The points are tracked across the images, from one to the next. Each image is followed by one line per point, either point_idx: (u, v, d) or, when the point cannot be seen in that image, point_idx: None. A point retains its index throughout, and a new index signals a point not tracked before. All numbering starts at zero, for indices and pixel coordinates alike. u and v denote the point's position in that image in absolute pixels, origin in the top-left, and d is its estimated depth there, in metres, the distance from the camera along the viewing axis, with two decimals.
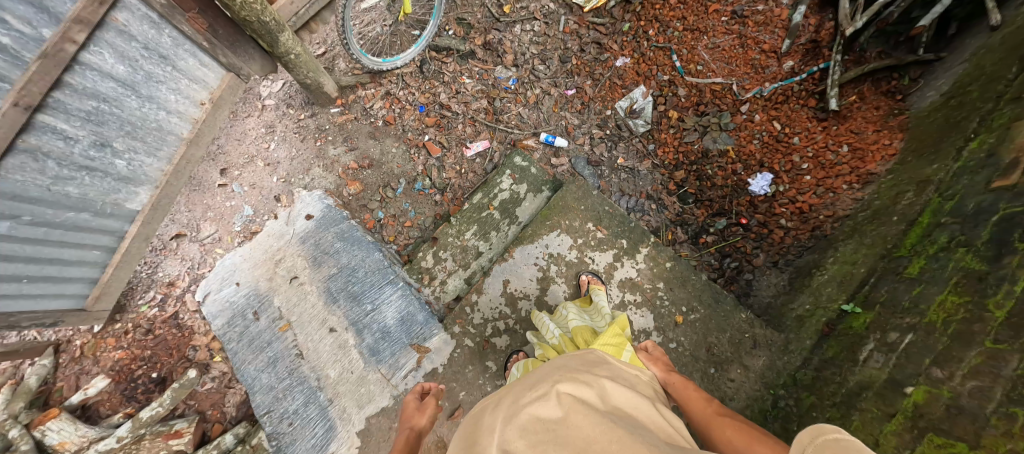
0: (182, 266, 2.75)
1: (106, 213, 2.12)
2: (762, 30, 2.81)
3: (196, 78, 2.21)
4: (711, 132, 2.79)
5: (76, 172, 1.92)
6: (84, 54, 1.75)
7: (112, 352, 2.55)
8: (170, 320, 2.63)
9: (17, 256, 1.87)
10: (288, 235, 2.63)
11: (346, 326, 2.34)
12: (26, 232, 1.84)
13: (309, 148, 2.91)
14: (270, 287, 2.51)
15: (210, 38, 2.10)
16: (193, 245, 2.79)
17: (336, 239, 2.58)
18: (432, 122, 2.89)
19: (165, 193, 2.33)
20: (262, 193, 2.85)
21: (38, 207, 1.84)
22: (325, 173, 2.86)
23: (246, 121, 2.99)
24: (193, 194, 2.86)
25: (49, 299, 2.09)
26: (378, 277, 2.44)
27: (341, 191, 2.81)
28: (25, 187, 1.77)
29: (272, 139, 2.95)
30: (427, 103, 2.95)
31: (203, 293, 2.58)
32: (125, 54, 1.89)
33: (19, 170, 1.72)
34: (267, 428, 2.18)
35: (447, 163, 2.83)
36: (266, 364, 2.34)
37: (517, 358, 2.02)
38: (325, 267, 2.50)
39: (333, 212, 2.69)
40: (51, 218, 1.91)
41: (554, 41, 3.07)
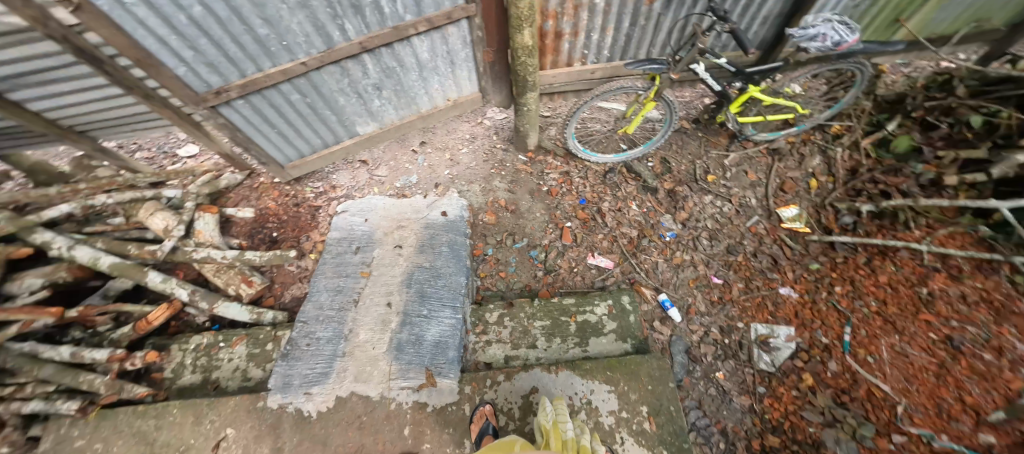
0: (348, 181, 3.42)
1: (344, 124, 2.85)
2: (975, 379, 2.29)
3: (459, 83, 2.97)
4: (839, 429, 2.30)
5: (351, 93, 2.67)
6: (415, 38, 2.50)
7: (270, 200, 3.29)
8: (313, 208, 3.28)
9: (284, 117, 2.63)
10: (421, 216, 3.04)
11: (398, 311, 2.56)
12: (300, 107, 2.61)
13: (484, 169, 3.39)
14: (381, 239, 2.93)
15: (487, 68, 2.88)
16: (365, 174, 3.45)
17: (446, 243, 2.88)
18: (582, 217, 3.09)
19: (381, 134, 3.04)
20: (431, 175, 3.39)
21: (318, 98, 2.60)
22: (479, 193, 3.27)
23: (463, 124, 3.67)
24: (395, 145, 3.59)
25: (274, 149, 2.80)
26: (449, 296, 2.62)
27: (479, 214, 3.17)
28: (323, 85, 2.54)
29: (467, 146, 3.53)
30: (590, 201, 3.18)
31: (343, 208, 3.12)
32: (434, 49, 2.63)
33: (329, 75, 2.50)
34: (294, 333, 2.52)
35: (568, 254, 2.96)
36: (332, 288, 2.71)
37: (484, 412, 2.13)
38: (423, 257, 2.81)
39: (461, 222, 2.99)
40: (317, 108, 2.66)
41: (734, 228, 3.02)
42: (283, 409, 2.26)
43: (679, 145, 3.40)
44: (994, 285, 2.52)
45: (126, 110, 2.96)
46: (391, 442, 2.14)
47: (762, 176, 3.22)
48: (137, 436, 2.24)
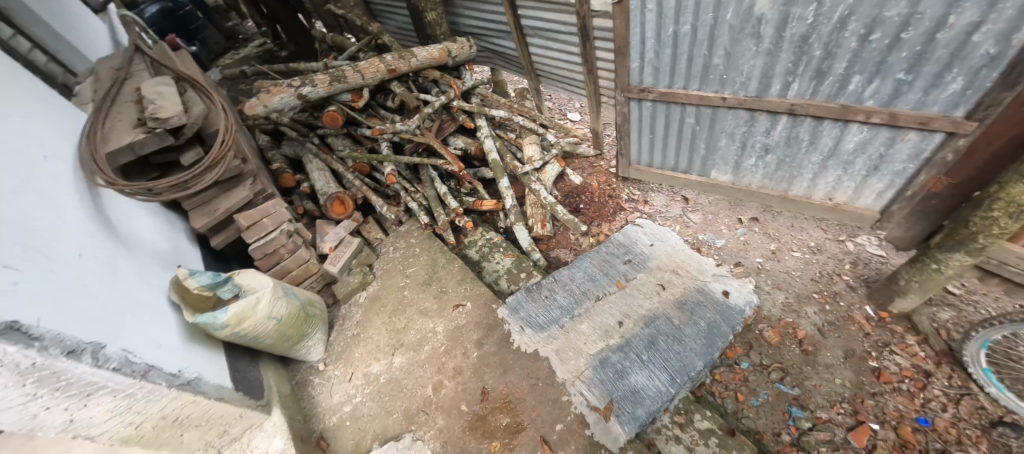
0: (660, 204, 3.50)
1: (707, 160, 3.07)
2: None
3: (857, 190, 2.59)
4: None
5: (737, 142, 2.80)
6: (855, 125, 2.26)
7: (596, 180, 3.82)
8: (619, 205, 3.57)
9: (667, 131, 3.08)
10: (701, 279, 2.81)
11: (621, 335, 2.55)
12: (686, 130, 2.97)
13: (806, 287, 2.76)
14: (652, 269, 2.91)
15: (919, 194, 2.28)
16: (679, 209, 3.41)
17: (707, 321, 2.57)
18: (905, 436, 2.11)
19: (730, 187, 3.14)
20: (742, 251, 3.05)
21: (706, 132, 2.87)
22: (781, 304, 2.72)
23: (817, 229, 3.05)
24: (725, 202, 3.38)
25: (638, 151, 3.41)
26: (676, 365, 2.38)
27: (762, 323, 2.66)
28: (721, 124, 2.76)
29: (803, 252, 2.94)
30: (938, 432, 2.11)
31: (641, 224, 3.26)
32: (864, 146, 2.33)
33: (732, 120, 2.68)
34: (544, 282, 2.94)
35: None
36: (589, 274, 2.95)
37: None
38: (675, 312, 2.63)
39: (736, 315, 2.60)
40: (698, 138, 2.96)
41: None
42: (501, 323, 2.72)
43: None
44: None
45: (569, 73, 4.03)
46: (543, 422, 2.25)
47: None
48: (432, 262, 3.22)
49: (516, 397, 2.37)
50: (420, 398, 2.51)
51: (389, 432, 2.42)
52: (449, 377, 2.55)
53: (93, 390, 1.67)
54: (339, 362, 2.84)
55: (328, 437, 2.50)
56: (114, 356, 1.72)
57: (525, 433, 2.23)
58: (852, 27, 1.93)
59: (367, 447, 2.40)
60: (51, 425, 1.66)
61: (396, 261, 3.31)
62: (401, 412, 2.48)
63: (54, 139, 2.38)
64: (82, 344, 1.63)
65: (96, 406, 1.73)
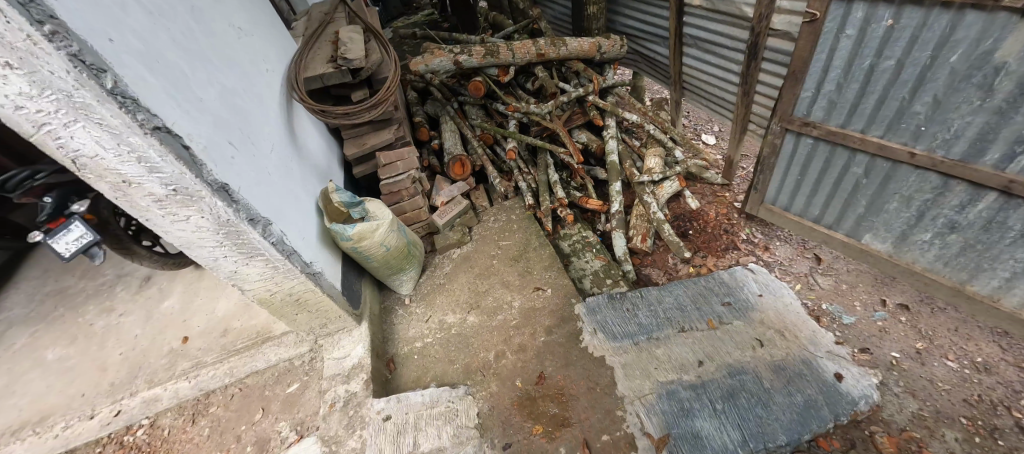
0: (783, 256, 3.12)
1: (863, 222, 2.64)
2: None
3: None
4: None
5: (911, 210, 2.35)
6: None
7: (715, 210, 3.53)
8: (733, 243, 3.26)
9: (820, 177, 2.72)
10: (811, 350, 2.43)
11: (698, 375, 2.36)
12: (846, 182, 2.59)
13: (953, 406, 2.22)
14: (754, 320, 2.62)
15: None
16: (805, 268, 3.01)
17: (805, 396, 2.23)
18: None
19: (883, 260, 2.66)
20: (875, 337, 2.57)
21: (873, 189, 2.47)
22: (910, 413, 2.23)
23: (992, 344, 2.42)
24: (868, 276, 2.87)
25: (775, 191, 3.07)
26: (752, 428, 2.13)
27: (877, 425, 2.22)
28: (897, 185, 2.35)
29: (961, 364, 2.37)
30: None
31: (754, 269, 2.95)
32: None
33: (914, 183, 2.26)
34: (629, 294, 2.85)
35: None
36: (679, 303, 2.77)
37: None
38: (768, 374, 2.34)
39: (844, 406, 2.19)
40: (859, 193, 2.56)
41: None
42: (576, 318, 2.72)
43: None
44: None
45: (720, 92, 3.77)
46: (590, 426, 2.21)
47: None
48: (525, 241, 3.34)
49: (570, 392, 2.37)
50: (481, 359, 2.65)
51: (447, 377, 2.61)
52: (512, 350, 2.65)
53: (256, 254, 2.13)
54: (422, 302, 3.13)
55: (397, 361, 2.79)
56: (275, 233, 2.14)
57: (569, 429, 2.22)
58: None
59: (425, 383, 2.62)
60: (223, 270, 2.14)
61: (493, 231, 3.51)
62: (460, 364, 2.66)
63: (276, 60, 3.01)
64: (259, 216, 2.07)
65: (253, 267, 2.19)
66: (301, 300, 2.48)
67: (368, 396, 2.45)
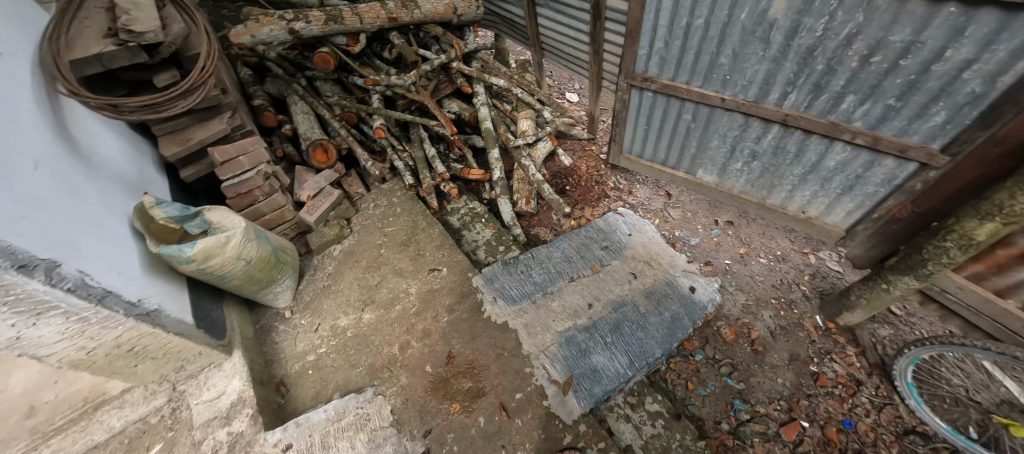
0: (643, 196, 3.57)
1: (694, 159, 3.16)
2: None
3: (829, 209, 2.75)
4: None
5: (727, 145, 2.87)
6: (838, 144, 2.38)
7: (585, 164, 3.84)
8: (604, 192, 3.61)
9: (662, 124, 3.11)
10: (671, 272, 2.89)
11: (589, 317, 2.63)
12: (680, 126, 3.01)
13: (767, 293, 2.92)
14: (628, 259, 2.97)
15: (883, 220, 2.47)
16: (660, 204, 3.51)
17: (672, 313, 2.67)
18: (829, 432, 2.36)
19: (711, 188, 3.24)
20: (713, 251, 3.17)
21: (699, 130, 2.93)
22: (740, 306, 2.87)
23: (785, 239, 3.19)
24: (705, 203, 3.47)
25: (629, 140, 3.44)
26: (636, 351, 2.49)
27: (721, 321, 2.82)
28: (715, 125, 2.81)
29: (769, 260, 3.09)
30: (858, 433, 2.35)
31: (623, 213, 3.30)
32: (848, 166, 2.44)
33: (727, 122, 2.74)
34: (521, 257, 2.96)
35: (775, 444, 2.35)
36: (566, 256, 3.00)
37: None
38: (643, 303, 2.71)
39: (699, 311, 2.70)
40: (690, 135, 3.01)
41: None
42: (475, 291, 2.75)
43: None
44: None
45: (575, 52, 3.98)
46: (504, 389, 2.32)
47: None
48: (412, 223, 3.19)
49: (480, 363, 2.43)
50: (386, 355, 2.52)
51: (351, 384, 2.44)
52: (417, 338, 2.58)
53: (45, 309, 1.61)
54: (307, 312, 2.80)
55: (288, 382, 2.49)
56: (71, 277, 1.64)
57: (485, 398, 2.29)
58: (858, 46, 1.99)
59: (327, 396, 2.41)
60: None
61: (375, 219, 3.26)
62: (364, 366, 2.50)
63: (13, 36, 2.15)
64: (37, 259, 1.54)
65: (47, 325, 1.67)
66: (137, 348, 1.99)
67: (259, 432, 2.16)
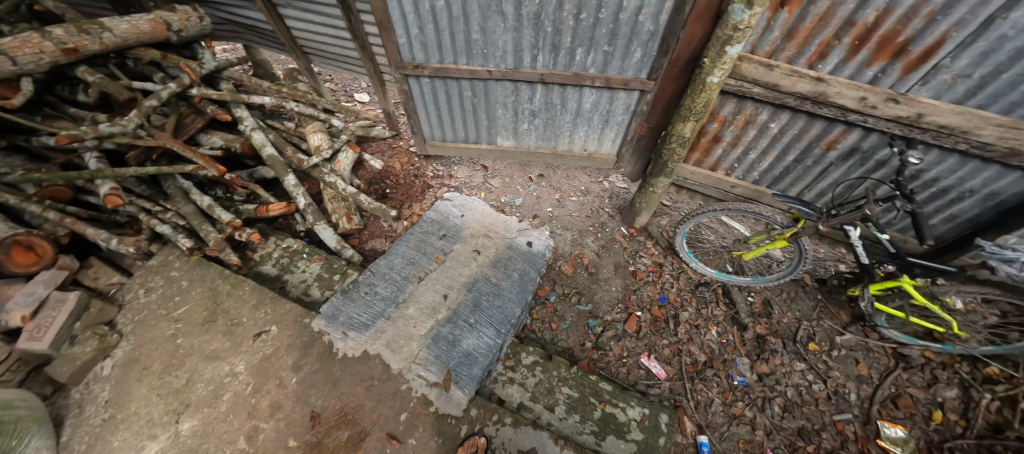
0: (463, 176, 3.70)
1: (489, 130, 3.41)
2: None
3: (600, 143, 3.37)
4: None
5: (509, 110, 3.19)
6: (586, 90, 2.89)
7: (398, 162, 3.74)
8: (426, 184, 3.61)
9: (449, 104, 3.24)
10: (508, 236, 3.11)
11: (449, 307, 2.64)
12: (465, 102, 3.19)
13: (584, 224, 3.45)
14: (466, 239, 3.06)
15: (634, 139, 3.19)
16: (480, 178, 3.70)
17: (518, 271, 2.90)
18: (654, 312, 2.99)
19: (513, 150, 3.60)
20: (535, 204, 3.54)
21: (482, 103, 3.16)
22: (567, 244, 3.32)
23: (584, 176, 3.78)
24: (516, 166, 3.81)
25: (427, 125, 3.46)
26: (499, 319, 2.63)
27: (558, 261, 3.23)
28: (493, 94, 3.07)
29: (578, 196, 3.62)
30: (671, 302, 3.06)
31: (449, 197, 3.34)
32: (599, 105, 3.00)
33: (502, 90, 3.02)
34: (360, 278, 2.75)
35: (625, 341, 2.86)
36: (408, 258, 2.90)
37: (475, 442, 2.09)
38: (492, 273, 2.85)
39: (539, 260, 3.00)
40: (477, 109, 3.22)
41: (815, 411, 2.63)
42: (320, 335, 2.45)
43: (788, 296, 3.14)
44: None
45: (343, 50, 3.72)
46: (387, 419, 2.18)
47: (873, 376, 2.78)
48: (210, 293, 2.61)
49: (352, 407, 2.21)
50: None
51: None
52: (266, 417, 2.18)
53: None
54: None
55: None
56: None
57: (369, 438, 2.12)
58: (567, 8, 2.40)
59: None
60: None
61: (154, 306, 2.54)
62: None
63: None
64: None
65: None
66: None
67: None
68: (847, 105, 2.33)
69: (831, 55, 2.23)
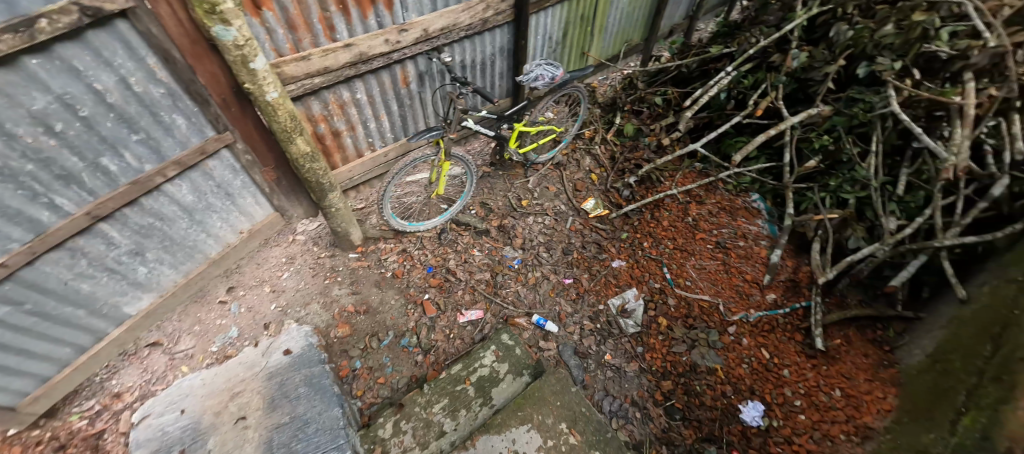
0: (136, 379, 2.61)
1: (101, 312, 2.48)
2: (744, 262, 3.18)
3: (247, 213, 3.04)
4: (699, 346, 2.85)
5: (98, 272, 2.38)
6: (168, 185, 2.48)
7: None
8: (90, 438, 2.36)
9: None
10: (262, 367, 2.53)
11: None
12: (19, 318, 2.14)
13: (318, 285, 3.12)
14: (212, 423, 2.27)
15: (273, 185, 3.01)
16: (162, 358, 2.70)
17: (303, 383, 2.45)
18: (435, 283, 3.15)
19: (164, 303, 2.78)
20: (255, 317, 2.92)
21: (45, 297, 2.19)
22: (323, 313, 2.97)
23: (273, 249, 3.30)
24: (191, 305, 2.95)
25: None
26: (327, 438, 2.21)
27: (328, 334, 2.87)
28: (47, 279, 2.17)
29: (287, 269, 3.19)
30: (437, 266, 3.27)
31: (141, 414, 2.32)
32: (200, 188, 2.65)
33: (53, 264, 2.17)
34: None
35: (439, 324, 2.96)
36: None
37: None
38: (277, 414, 2.30)
39: (314, 352, 2.61)
40: (48, 310, 2.23)
41: (560, 233, 3.53)
42: None
43: (489, 188, 3.85)
44: (721, 196, 3.56)
45: None
46: None
47: (560, 187, 3.87)
48: None
49: None
50: None
51: None
52: None
53: None
54: None
55: None
56: None
57: None
58: (25, 131, 1.84)
59: None
60: None
61: None
62: None
63: None
64: None
65: None
66: None
67: None
68: (384, 50, 2.75)
69: (337, 24, 2.52)
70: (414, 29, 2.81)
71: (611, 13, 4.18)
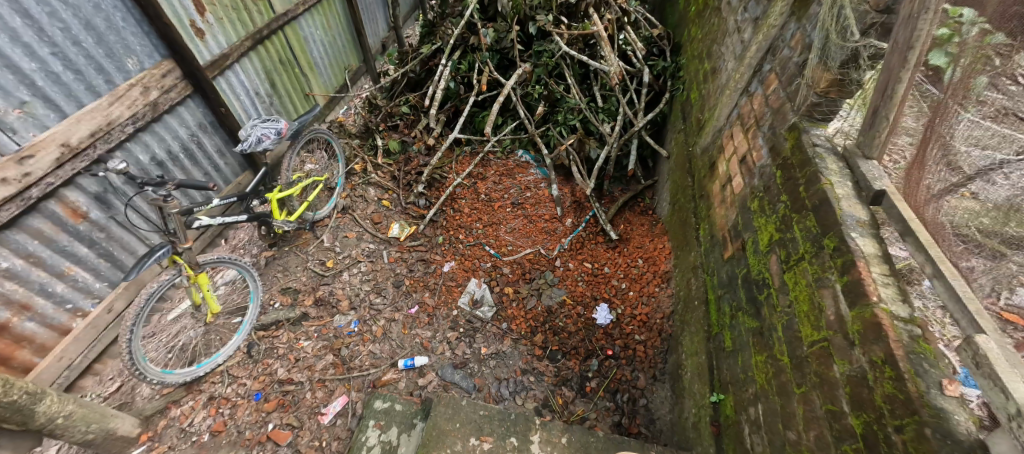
0: None
1: None
2: (538, 207, 3.67)
3: None
4: (544, 291, 3.21)
5: None
6: None
7: None
8: None
9: None
10: None
11: None
12: None
13: None
14: None
15: None
16: None
17: None
18: (274, 405, 2.61)
19: None
20: None
21: None
22: None
23: None
24: None
25: None
26: None
27: None
28: None
29: None
30: (266, 386, 2.70)
31: None
32: None
33: None
34: None
35: (302, 443, 2.48)
36: None
37: None
38: None
39: None
40: None
41: (383, 271, 3.36)
42: None
43: (282, 269, 3.33)
44: (493, 164, 3.96)
45: None
46: None
47: (358, 229, 3.65)
48: None
49: None
50: None
51: None
52: None
53: None
54: None
55: None
56: None
57: None
58: None
59: None
60: None
61: None
62: None
63: None
64: None
65: None
66: None
67: None
68: (7, 194, 2.04)
69: None
70: (45, 151, 2.16)
71: (310, 49, 4.05)
